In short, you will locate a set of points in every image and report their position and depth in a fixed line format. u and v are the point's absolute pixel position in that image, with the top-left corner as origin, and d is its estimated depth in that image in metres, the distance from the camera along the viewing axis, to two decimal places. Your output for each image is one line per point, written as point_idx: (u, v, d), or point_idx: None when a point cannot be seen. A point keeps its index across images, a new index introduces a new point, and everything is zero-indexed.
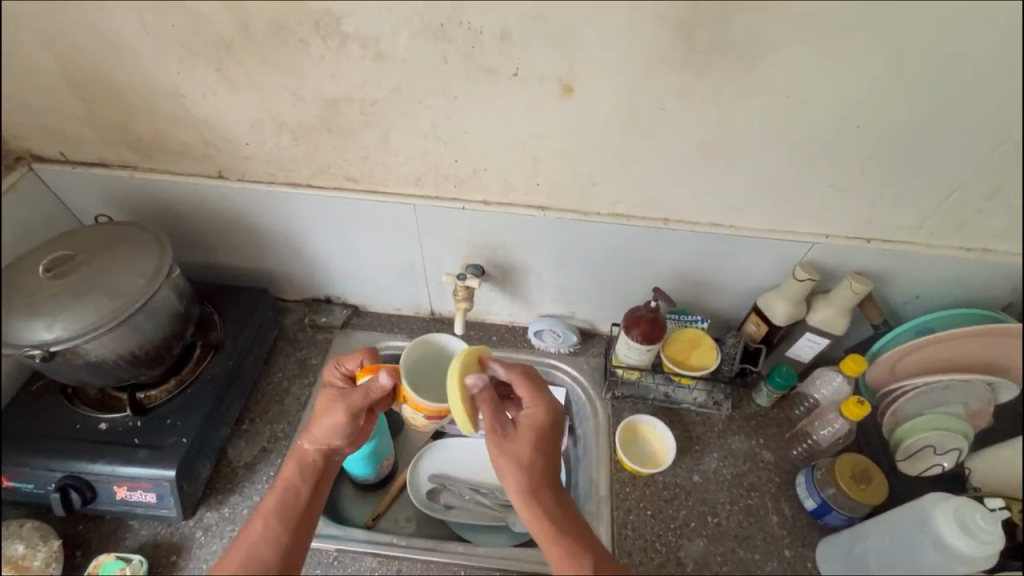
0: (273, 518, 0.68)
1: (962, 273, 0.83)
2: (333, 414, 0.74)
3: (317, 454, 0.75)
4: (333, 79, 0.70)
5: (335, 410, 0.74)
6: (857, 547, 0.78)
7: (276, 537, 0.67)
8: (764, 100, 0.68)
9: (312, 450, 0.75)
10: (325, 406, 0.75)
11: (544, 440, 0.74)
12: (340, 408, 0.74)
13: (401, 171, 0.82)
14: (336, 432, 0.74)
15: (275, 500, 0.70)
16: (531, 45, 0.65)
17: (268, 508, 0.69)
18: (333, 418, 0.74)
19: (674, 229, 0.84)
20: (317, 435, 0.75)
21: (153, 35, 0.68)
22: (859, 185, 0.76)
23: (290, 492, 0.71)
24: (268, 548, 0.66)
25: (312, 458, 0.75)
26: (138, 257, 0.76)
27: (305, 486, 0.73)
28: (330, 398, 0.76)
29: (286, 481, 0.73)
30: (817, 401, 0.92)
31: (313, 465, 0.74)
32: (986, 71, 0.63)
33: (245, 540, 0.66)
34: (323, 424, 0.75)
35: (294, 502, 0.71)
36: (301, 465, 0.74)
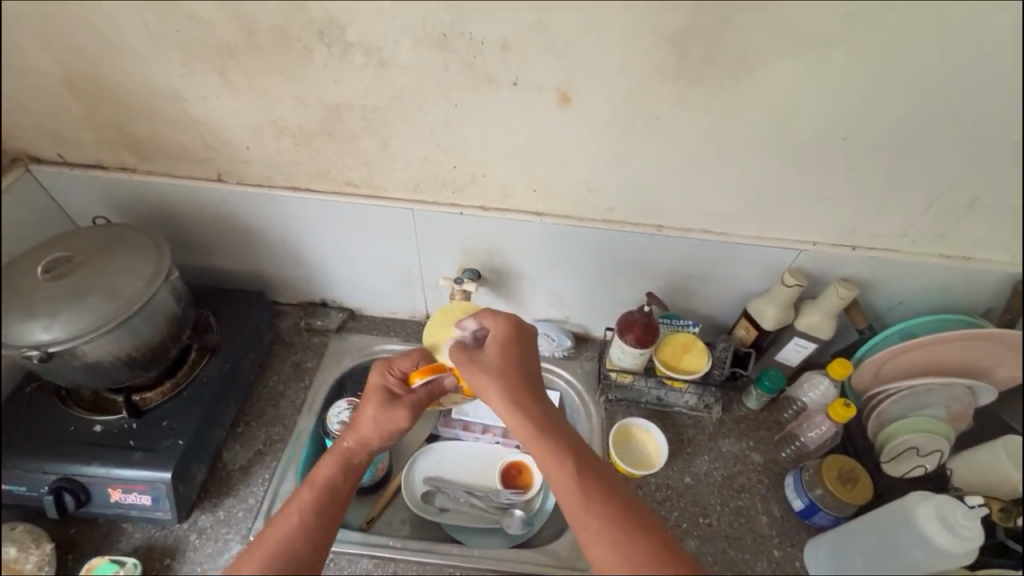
0: (309, 510, 0.67)
1: (943, 280, 0.86)
2: (397, 416, 0.78)
3: (362, 454, 0.76)
4: (335, 86, 0.72)
5: (398, 411, 0.79)
6: (845, 546, 0.80)
7: (309, 526, 0.66)
8: (755, 111, 0.70)
9: (357, 449, 0.76)
10: (385, 408, 0.79)
11: (507, 355, 0.75)
12: (404, 410, 0.79)
13: (399, 177, 0.83)
14: (394, 432, 0.78)
15: (311, 493, 0.69)
16: (530, 56, 0.67)
17: (302, 498, 0.68)
18: (395, 419, 0.78)
19: (667, 236, 0.86)
20: (370, 436, 0.77)
21: (157, 39, 0.69)
22: (845, 195, 0.78)
23: (329, 487, 0.71)
24: (300, 538, 0.64)
25: (358, 459, 0.76)
26: (138, 258, 0.77)
27: (339, 484, 0.72)
28: (388, 401, 0.80)
29: (324, 475, 0.72)
30: (805, 404, 0.94)
31: (357, 465, 0.75)
32: (963, 86, 0.66)
33: (278, 530, 0.64)
34: (380, 426, 0.77)
35: (329, 496, 0.70)
36: (344, 461, 0.74)
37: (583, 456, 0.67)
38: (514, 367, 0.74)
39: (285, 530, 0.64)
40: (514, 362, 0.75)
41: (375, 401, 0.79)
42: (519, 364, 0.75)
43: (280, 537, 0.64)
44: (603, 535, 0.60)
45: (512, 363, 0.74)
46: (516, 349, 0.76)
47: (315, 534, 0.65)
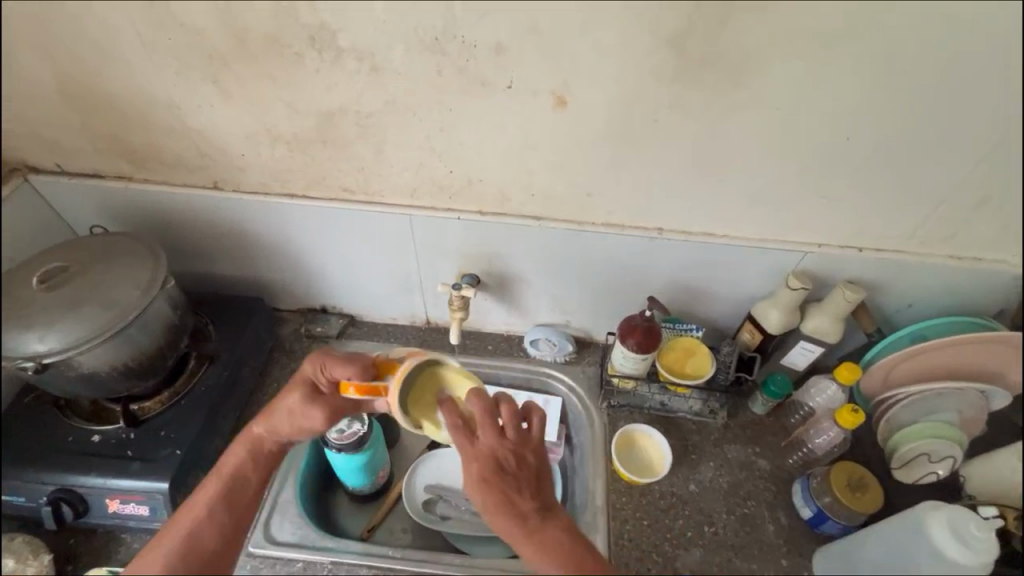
0: (210, 509, 0.71)
1: (954, 281, 0.83)
2: (311, 418, 0.74)
3: (273, 443, 0.77)
4: (327, 92, 0.71)
5: (314, 413, 0.74)
6: (852, 556, 0.78)
7: (198, 537, 0.69)
8: (757, 110, 0.68)
9: (268, 440, 0.77)
10: (301, 407, 0.74)
11: (492, 491, 0.65)
12: (321, 414, 0.75)
13: (396, 182, 0.82)
14: (303, 431, 0.75)
15: (216, 485, 0.73)
16: (524, 59, 0.66)
17: (206, 501, 0.72)
18: (309, 421, 0.74)
19: (668, 239, 0.85)
20: (283, 427, 0.75)
21: (149, 48, 0.69)
22: (851, 195, 0.76)
23: (236, 480, 0.74)
24: (191, 534, 0.69)
25: (268, 447, 0.77)
26: (134, 267, 0.76)
27: (243, 488, 0.74)
28: (307, 397, 0.75)
29: (233, 466, 0.75)
30: (812, 408, 0.92)
31: (268, 453, 0.77)
32: (971, 85, 0.64)
33: (171, 535, 0.69)
34: (292, 423, 0.75)
35: (229, 506, 0.73)
36: (253, 451, 0.76)
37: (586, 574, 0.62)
38: (505, 501, 0.65)
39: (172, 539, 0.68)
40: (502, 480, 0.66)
41: (296, 395, 0.75)
42: (505, 478, 0.66)
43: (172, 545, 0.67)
44: None
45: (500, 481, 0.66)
46: (506, 479, 0.66)
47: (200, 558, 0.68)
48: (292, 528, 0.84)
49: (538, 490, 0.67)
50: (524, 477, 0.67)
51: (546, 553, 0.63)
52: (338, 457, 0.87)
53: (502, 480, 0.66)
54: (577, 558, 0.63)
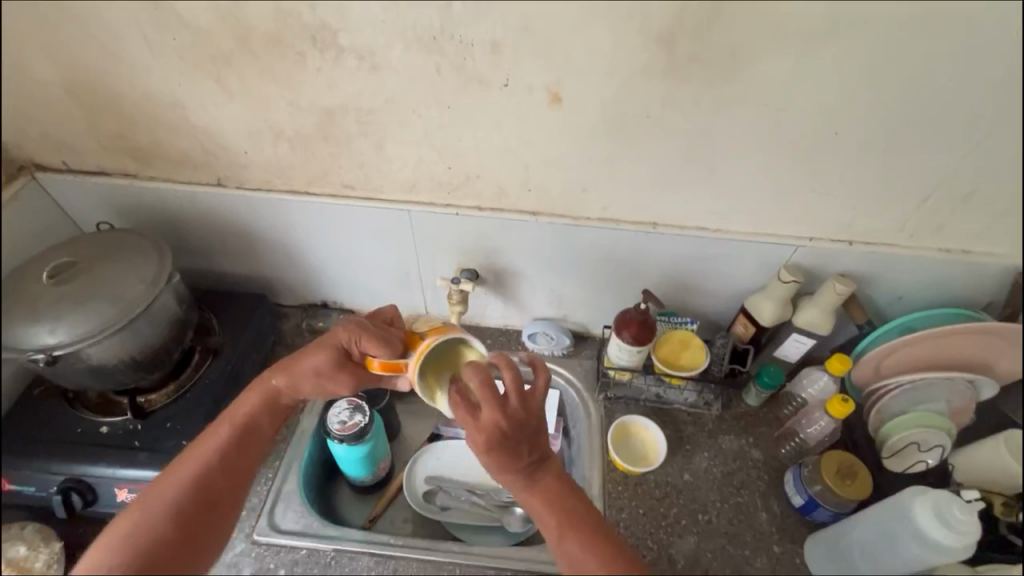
0: (219, 451, 0.72)
1: (943, 274, 0.85)
2: (339, 383, 0.79)
3: (289, 397, 0.80)
4: (329, 90, 0.73)
5: (342, 378, 0.79)
6: (841, 543, 0.80)
7: (204, 488, 0.69)
8: (747, 106, 0.70)
9: (286, 394, 0.79)
10: (331, 372, 0.78)
11: (492, 456, 0.67)
12: (349, 380, 0.79)
13: (396, 179, 0.84)
14: (329, 394, 0.80)
15: (228, 431, 0.74)
16: (520, 57, 0.68)
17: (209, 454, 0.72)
18: (337, 386, 0.79)
19: (662, 233, 0.86)
20: (307, 389, 0.79)
21: (154, 47, 0.70)
22: (841, 189, 0.78)
23: (247, 432, 0.75)
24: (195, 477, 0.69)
25: (285, 401, 0.80)
26: (140, 262, 0.78)
27: (247, 448, 0.75)
28: (337, 363, 0.78)
29: (244, 416, 0.76)
30: (805, 400, 0.94)
31: (280, 405, 0.80)
32: (954, 82, 0.66)
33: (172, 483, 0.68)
34: (316, 384, 0.79)
35: (234, 463, 0.73)
36: (272, 404, 0.79)
37: (573, 520, 0.66)
38: (507, 463, 0.67)
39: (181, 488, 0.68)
40: (503, 444, 0.67)
41: (325, 357, 0.78)
42: (506, 444, 0.67)
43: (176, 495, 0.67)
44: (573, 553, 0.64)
45: (501, 446, 0.66)
46: (506, 446, 0.67)
47: (200, 511, 0.68)
48: (295, 517, 0.86)
49: (536, 449, 0.69)
50: (523, 441, 0.68)
51: (543, 504, 0.68)
52: (340, 447, 0.89)
53: (504, 446, 0.67)
54: (565, 509, 0.68)
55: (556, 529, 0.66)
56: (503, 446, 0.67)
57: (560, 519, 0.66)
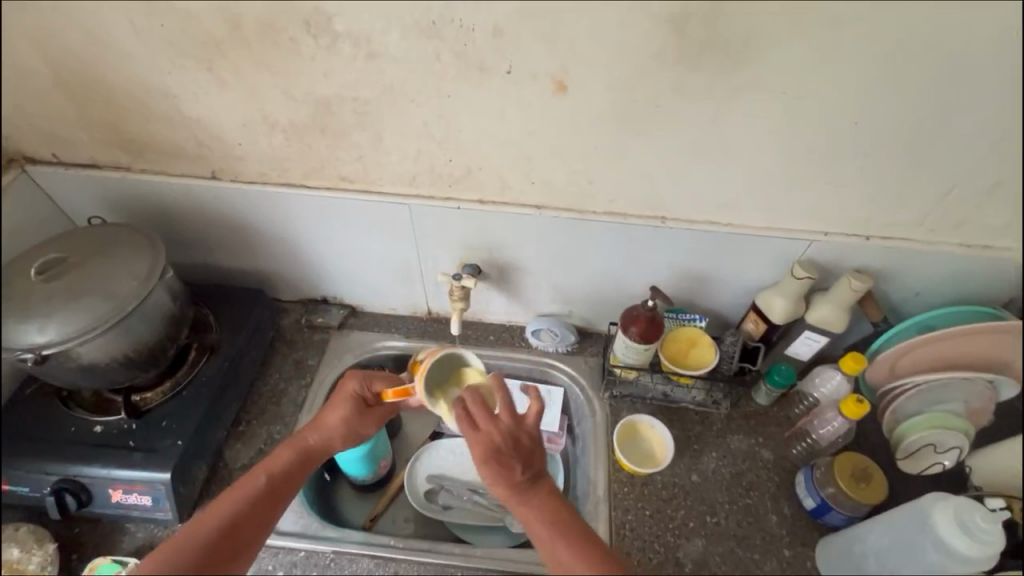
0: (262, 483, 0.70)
1: (963, 269, 0.82)
2: (367, 424, 0.80)
3: (322, 453, 0.76)
4: (324, 78, 0.70)
5: (369, 420, 0.80)
6: (855, 548, 0.77)
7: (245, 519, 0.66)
8: (762, 94, 0.67)
9: (317, 447, 0.76)
10: (358, 417, 0.79)
11: (487, 466, 0.67)
12: (375, 420, 0.81)
13: (395, 171, 0.81)
14: (360, 436, 0.81)
15: (264, 471, 0.71)
16: (523, 43, 0.65)
17: (242, 499, 0.68)
18: (366, 427, 0.80)
19: (671, 227, 0.83)
20: (338, 438, 0.78)
21: (143, 34, 0.68)
22: (858, 182, 0.75)
23: (283, 481, 0.71)
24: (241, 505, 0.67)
25: (319, 456, 0.76)
26: (131, 257, 0.76)
27: (280, 498, 0.70)
28: (359, 410, 0.79)
29: (284, 466, 0.73)
30: (817, 399, 0.92)
31: (315, 461, 0.76)
32: (982, 70, 0.62)
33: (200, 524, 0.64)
34: (345, 427, 0.78)
35: (265, 510, 0.68)
36: (302, 453, 0.74)
37: (565, 530, 0.65)
38: (499, 474, 0.67)
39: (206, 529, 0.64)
40: (500, 459, 0.67)
41: (345, 404, 0.78)
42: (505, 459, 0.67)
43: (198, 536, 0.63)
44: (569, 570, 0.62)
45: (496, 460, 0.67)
46: (501, 457, 0.67)
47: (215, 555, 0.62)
48: (294, 518, 0.84)
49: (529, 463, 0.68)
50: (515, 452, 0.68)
51: (534, 515, 0.66)
52: None
53: (500, 458, 0.67)
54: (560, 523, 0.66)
55: (548, 542, 0.64)
56: (499, 458, 0.67)
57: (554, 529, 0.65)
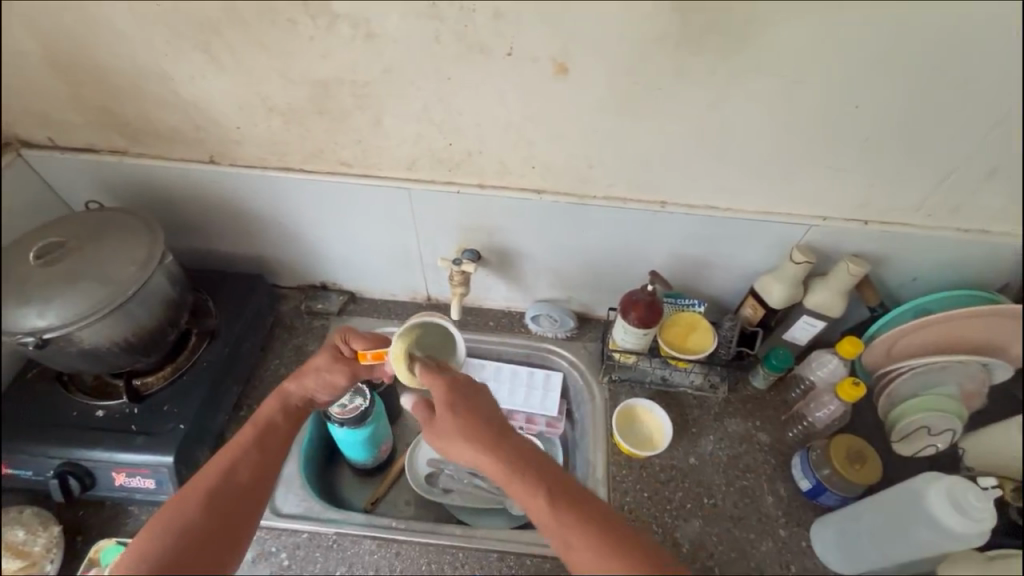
0: (253, 444, 0.68)
1: (959, 255, 0.82)
2: (336, 374, 0.77)
3: (300, 398, 0.76)
4: (322, 60, 0.69)
5: (339, 370, 0.77)
6: (850, 526, 0.79)
7: (232, 486, 0.63)
8: (764, 77, 0.67)
9: (297, 394, 0.76)
10: (327, 364, 0.78)
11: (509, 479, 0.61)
12: (345, 372, 0.78)
13: (395, 155, 0.81)
14: (330, 389, 0.78)
15: (252, 429, 0.70)
16: (524, 24, 0.64)
17: (238, 452, 0.66)
18: (335, 377, 0.77)
19: (671, 212, 0.83)
20: (310, 382, 0.77)
21: (137, 14, 0.67)
22: (858, 166, 0.75)
23: (269, 430, 0.71)
24: (233, 472, 0.64)
25: (295, 401, 0.76)
26: (130, 243, 0.76)
27: (276, 445, 0.70)
28: (332, 357, 0.78)
29: (267, 416, 0.72)
30: (812, 382, 0.91)
31: (294, 407, 0.75)
32: (982, 54, 0.62)
33: (197, 486, 0.62)
34: (320, 379, 0.77)
35: (263, 457, 0.67)
36: (284, 402, 0.75)
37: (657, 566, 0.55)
38: (523, 487, 0.59)
39: (206, 485, 0.62)
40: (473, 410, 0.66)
41: (325, 354, 0.79)
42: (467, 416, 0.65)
43: (200, 492, 0.61)
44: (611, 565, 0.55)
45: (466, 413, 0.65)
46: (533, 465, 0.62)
47: (225, 512, 0.61)
48: (296, 501, 0.85)
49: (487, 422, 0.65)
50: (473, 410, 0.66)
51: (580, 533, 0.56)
52: (341, 431, 0.87)
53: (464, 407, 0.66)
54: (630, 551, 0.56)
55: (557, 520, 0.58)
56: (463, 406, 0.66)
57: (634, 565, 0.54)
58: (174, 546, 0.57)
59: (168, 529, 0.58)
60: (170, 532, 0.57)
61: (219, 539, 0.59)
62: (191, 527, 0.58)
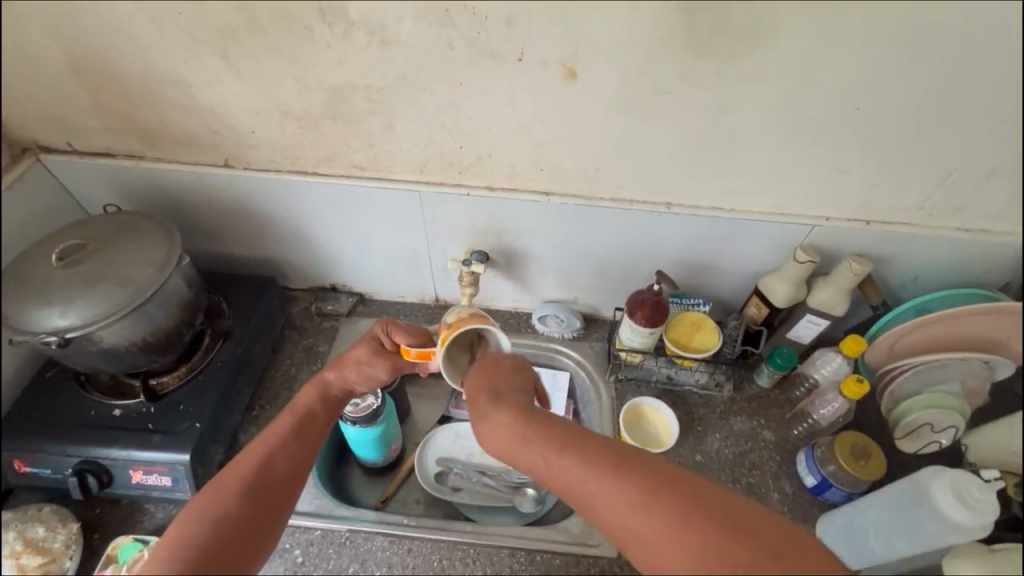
0: (290, 434, 0.71)
1: (960, 255, 0.84)
2: (377, 368, 0.80)
3: (339, 389, 0.79)
4: (337, 66, 0.71)
5: (381, 364, 0.80)
6: (857, 522, 0.80)
7: (269, 476, 0.65)
8: (768, 80, 0.68)
9: (336, 385, 0.79)
10: (368, 357, 0.80)
11: (522, 442, 0.65)
12: (387, 366, 0.80)
13: (406, 158, 0.82)
14: (370, 380, 0.80)
15: (290, 419, 0.73)
16: (534, 30, 0.66)
17: (272, 444, 0.68)
18: (376, 371, 0.80)
19: (676, 213, 0.85)
20: (350, 374, 0.79)
21: (159, 22, 0.69)
22: (860, 167, 0.77)
23: (307, 420, 0.73)
24: (271, 462, 0.66)
25: (335, 391, 0.79)
26: (147, 244, 0.77)
27: (310, 438, 0.72)
28: (373, 351, 0.81)
29: (305, 405, 0.75)
30: (817, 380, 0.93)
31: (332, 398, 0.78)
32: (980, 58, 0.64)
33: (233, 473, 0.64)
34: (361, 371, 0.79)
35: (298, 449, 0.70)
36: (323, 392, 0.77)
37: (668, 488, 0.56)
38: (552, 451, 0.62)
39: (240, 476, 0.63)
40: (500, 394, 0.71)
41: (365, 345, 0.81)
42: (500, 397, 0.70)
43: (237, 481, 0.63)
44: (648, 513, 0.54)
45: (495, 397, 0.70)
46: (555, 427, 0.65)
47: (262, 502, 0.62)
48: (309, 498, 0.87)
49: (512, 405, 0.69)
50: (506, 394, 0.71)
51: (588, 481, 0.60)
52: (353, 430, 0.89)
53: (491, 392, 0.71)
54: (670, 488, 0.56)
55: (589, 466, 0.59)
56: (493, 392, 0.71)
57: (654, 499, 0.55)
58: (212, 530, 0.58)
59: (204, 516, 0.59)
60: (206, 520, 0.59)
61: (254, 528, 0.60)
62: (228, 514, 0.60)
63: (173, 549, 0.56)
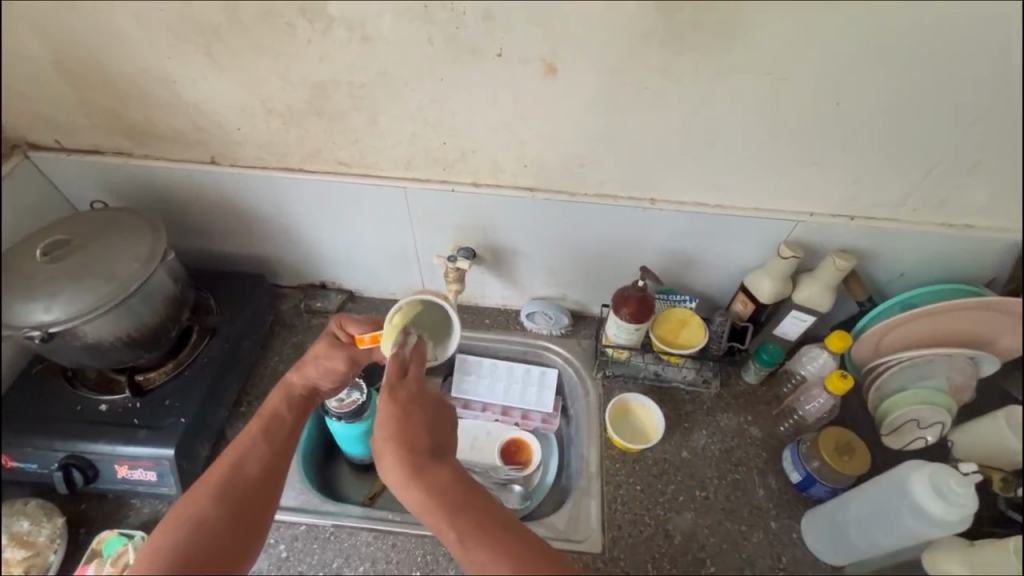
0: (260, 436, 0.72)
1: (945, 250, 0.84)
2: (335, 359, 0.81)
3: (302, 389, 0.80)
4: (320, 63, 0.71)
5: (337, 355, 0.81)
6: (839, 517, 0.80)
7: (242, 480, 0.66)
8: (748, 75, 0.68)
9: (299, 385, 0.80)
10: (324, 351, 0.81)
11: (408, 490, 0.63)
12: (343, 357, 0.81)
13: (391, 155, 0.83)
14: (331, 374, 0.81)
15: (258, 422, 0.74)
16: (513, 27, 0.66)
17: (244, 447, 0.70)
18: (334, 363, 0.81)
19: (660, 209, 0.85)
20: (310, 372, 0.80)
21: (142, 19, 0.69)
22: (843, 162, 0.77)
23: (275, 422, 0.74)
24: (243, 466, 0.68)
25: (300, 392, 0.79)
26: (133, 240, 0.78)
27: (281, 437, 0.73)
28: (331, 344, 0.82)
29: (272, 409, 0.76)
30: (803, 377, 0.93)
31: (299, 398, 0.79)
32: (958, 52, 0.64)
33: (208, 480, 0.65)
34: (319, 365, 0.81)
35: (271, 450, 0.71)
36: (287, 395, 0.78)
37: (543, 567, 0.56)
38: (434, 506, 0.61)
39: (216, 480, 0.65)
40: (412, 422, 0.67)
41: (322, 342, 0.83)
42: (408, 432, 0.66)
43: (212, 487, 0.64)
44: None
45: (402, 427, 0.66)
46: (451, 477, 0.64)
47: (240, 506, 0.64)
48: (294, 493, 0.87)
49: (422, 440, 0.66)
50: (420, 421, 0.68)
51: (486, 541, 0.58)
52: (339, 426, 0.89)
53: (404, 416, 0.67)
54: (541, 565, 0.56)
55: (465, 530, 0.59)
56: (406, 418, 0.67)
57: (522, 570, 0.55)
58: (193, 537, 0.60)
59: (183, 524, 0.61)
60: (185, 528, 0.60)
61: (234, 531, 0.62)
62: (207, 521, 0.62)
63: (155, 558, 0.58)
